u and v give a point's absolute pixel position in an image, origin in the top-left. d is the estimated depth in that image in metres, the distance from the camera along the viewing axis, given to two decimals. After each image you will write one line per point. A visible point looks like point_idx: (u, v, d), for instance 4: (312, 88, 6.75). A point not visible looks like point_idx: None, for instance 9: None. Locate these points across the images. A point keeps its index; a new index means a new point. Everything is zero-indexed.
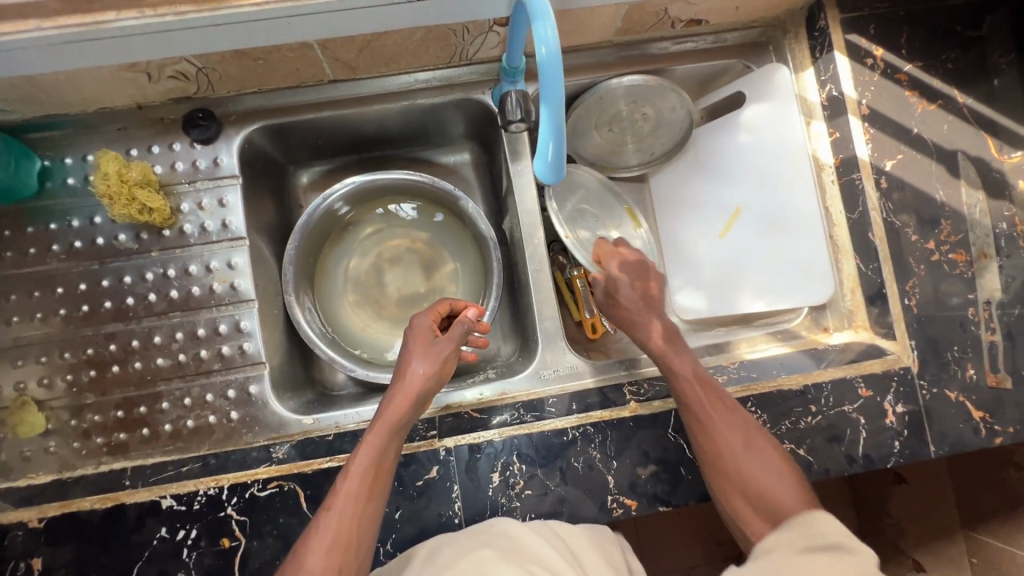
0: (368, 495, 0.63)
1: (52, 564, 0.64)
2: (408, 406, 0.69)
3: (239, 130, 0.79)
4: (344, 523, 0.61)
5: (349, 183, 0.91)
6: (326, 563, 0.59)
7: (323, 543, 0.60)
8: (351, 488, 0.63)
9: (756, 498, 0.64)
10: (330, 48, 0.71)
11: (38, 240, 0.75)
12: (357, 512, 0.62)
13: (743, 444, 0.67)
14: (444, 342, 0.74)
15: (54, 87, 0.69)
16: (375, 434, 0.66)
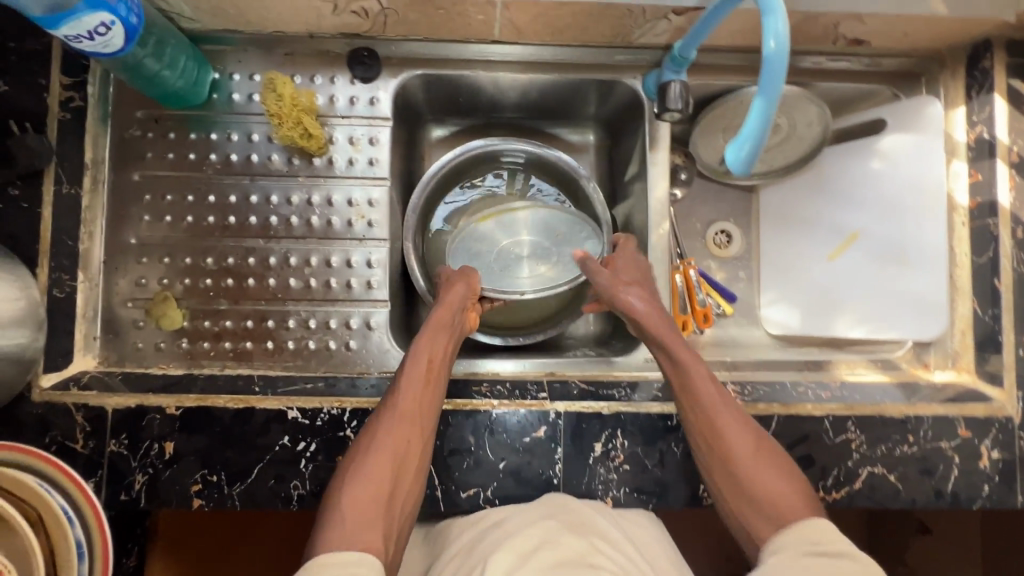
0: (427, 381, 0.69)
1: (183, 450, 0.69)
2: (453, 311, 0.77)
3: (397, 74, 0.82)
4: (409, 403, 0.67)
5: (480, 145, 0.93)
6: (394, 435, 0.65)
7: (389, 419, 0.66)
8: (409, 377, 0.69)
9: (759, 502, 0.64)
10: (511, 9, 0.73)
11: (198, 147, 0.78)
12: (419, 394, 0.68)
13: (751, 451, 0.67)
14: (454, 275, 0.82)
15: (246, 4, 0.71)
16: (427, 333, 0.74)
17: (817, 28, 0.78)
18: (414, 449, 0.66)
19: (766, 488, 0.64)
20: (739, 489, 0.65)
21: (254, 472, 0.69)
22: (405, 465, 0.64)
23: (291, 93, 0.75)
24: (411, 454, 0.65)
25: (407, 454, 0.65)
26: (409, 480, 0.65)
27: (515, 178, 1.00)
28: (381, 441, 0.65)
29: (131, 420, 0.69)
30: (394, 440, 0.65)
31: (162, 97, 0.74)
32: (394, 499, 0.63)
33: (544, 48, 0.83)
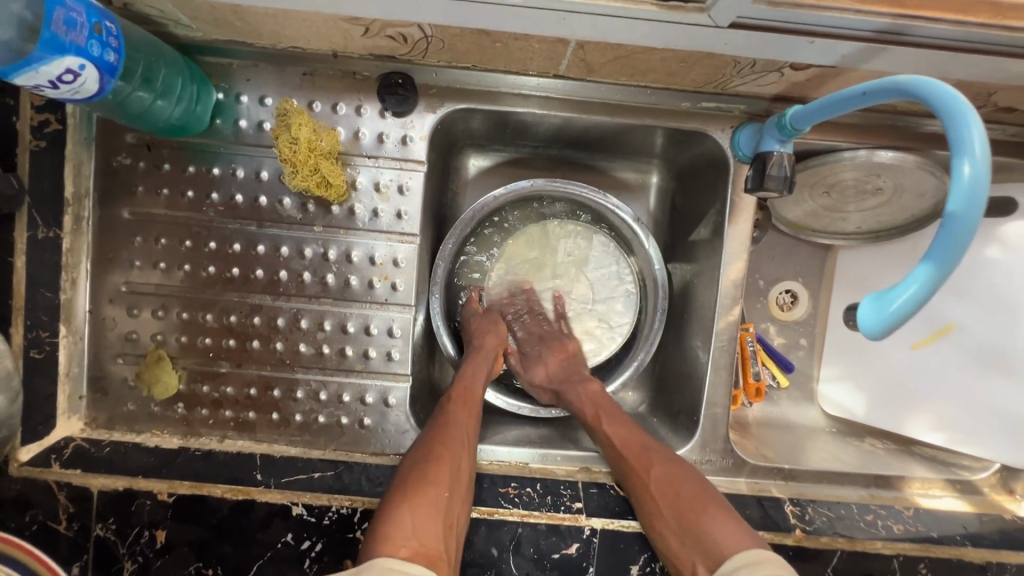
0: (472, 412, 0.67)
1: (176, 540, 0.62)
2: (489, 357, 0.74)
3: (436, 108, 0.68)
4: (458, 426, 0.63)
5: (527, 184, 0.78)
6: (447, 453, 0.60)
7: (437, 436, 0.62)
8: (456, 406, 0.66)
9: (693, 539, 0.58)
10: (585, 49, 0.58)
11: (198, 183, 0.67)
12: (466, 420, 0.65)
13: (674, 483, 0.62)
14: (491, 316, 0.79)
15: (257, 20, 0.57)
16: (469, 366, 0.72)
17: (966, 94, 0.63)
18: (464, 469, 0.61)
19: (700, 521, 0.58)
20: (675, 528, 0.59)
21: (253, 568, 0.62)
22: (458, 487, 0.59)
23: (311, 129, 0.64)
24: (462, 477, 0.60)
25: (460, 474, 0.60)
26: (461, 507, 0.59)
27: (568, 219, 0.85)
28: (435, 456, 0.59)
29: (118, 503, 0.62)
30: (448, 454, 0.60)
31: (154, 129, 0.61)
32: (452, 520, 0.56)
33: (617, 87, 0.68)
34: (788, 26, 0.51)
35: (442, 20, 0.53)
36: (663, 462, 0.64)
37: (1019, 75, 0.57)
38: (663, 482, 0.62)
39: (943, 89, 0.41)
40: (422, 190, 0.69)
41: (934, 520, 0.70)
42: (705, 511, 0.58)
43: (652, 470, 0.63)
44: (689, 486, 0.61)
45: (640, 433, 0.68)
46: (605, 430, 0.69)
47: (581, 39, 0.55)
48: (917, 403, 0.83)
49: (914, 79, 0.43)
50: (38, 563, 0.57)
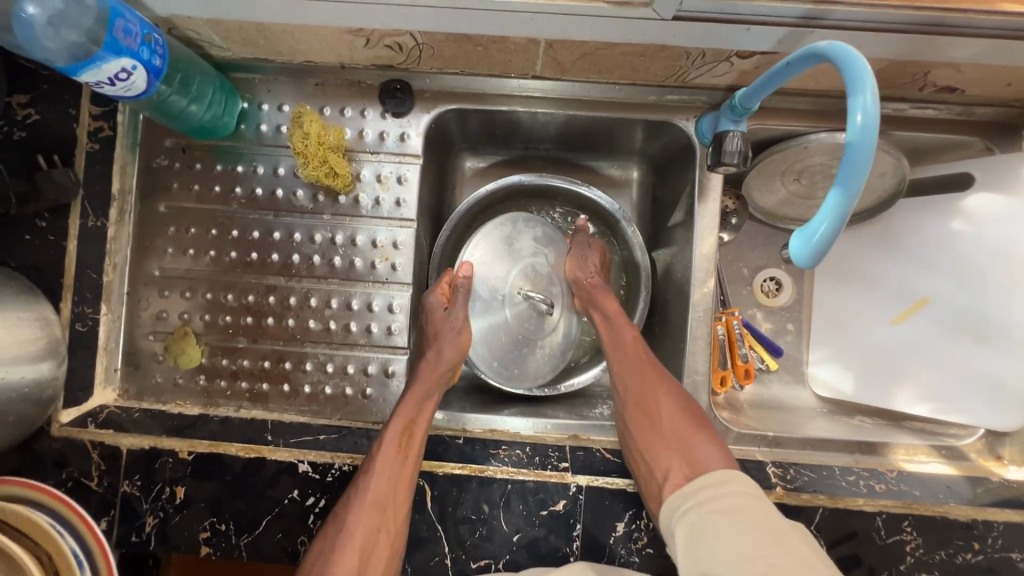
0: (407, 464, 0.66)
1: (193, 496, 0.68)
2: (439, 376, 0.73)
3: (429, 109, 0.78)
4: (381, 487, 0.64)
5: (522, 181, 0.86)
6: (363, 526, 0.63)
7: (355, 507, 0.64)
8: (384, 462, 0.65)
9: (683, 448, 0.67)
10: (555, 48, 0.67)
11: (224, 179, 0.77)
12: (392, 475, 0.65)
13: (682, 409, 0.70)
14: (458, 312, 0.77)
15: (275, 37, 0.68)
16: (410, 397, 0.70)
17: (904, 75, 0.69)
18: (383, 536, 0.63)
19: (688, 441, 0.68)
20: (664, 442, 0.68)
21: (263, 524, 0.67)
22: (377, 550, 0.63)
23: (318, 128, 0.73)
24: (382, 541, 0.63)
25: (377, 542, 0.63)
26: (387, 560, 0.63)
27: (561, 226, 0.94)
28: (354, 527, 0.63)
29: (144, 461, 0.68)
30: (364, 530, 0.63)
31: (185, 129, 0.72)
32: None
33: (589, 85, 0.76)
34: (722, 17, 0.59)
35: (429, 26, 0.63)
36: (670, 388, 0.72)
37: (943, 54, 0.64)
38: (670, 411, 0.70)
39: (839, 48, 0.48)
40: (419, 180, 0.78)
41: (919, 481, 0.71)
42: (695, 439, 0.68)
43: (661, 392, 0.71)
44: (690, 420, 0.69)
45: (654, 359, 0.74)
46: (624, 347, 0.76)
47: (549, 38, 0.64)
48: (903, 379, 0.85)
49: (829, 44, 0.49)
50: (68, 507, 0.64)
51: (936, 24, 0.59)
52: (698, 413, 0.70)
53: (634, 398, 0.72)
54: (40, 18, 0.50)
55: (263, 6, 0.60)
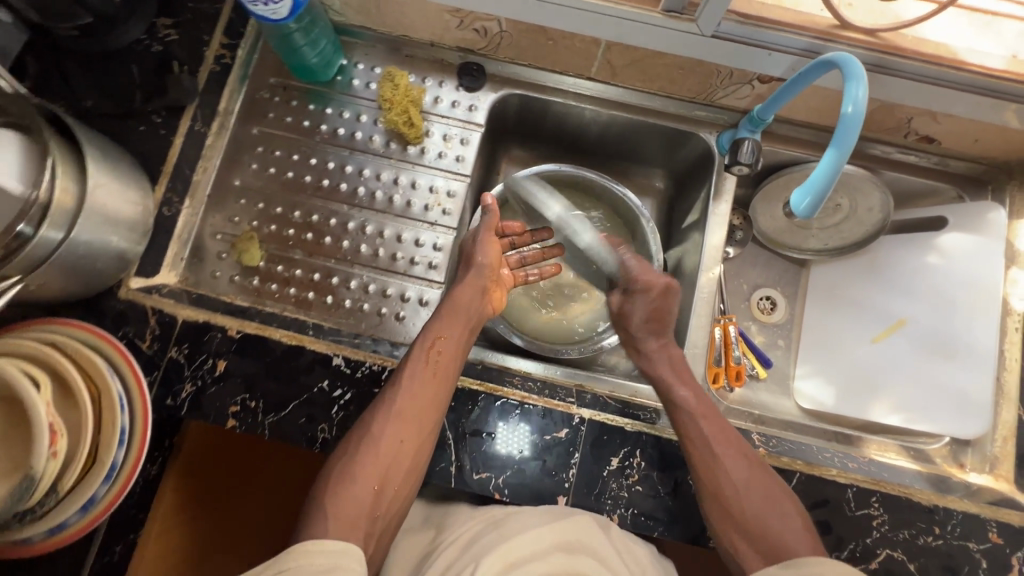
0: (434, 376, 0.72)
1: (231, 371, 0.74)
2: (469, 296, 0.79)
3: (496, 90, 0.92)
4: (407, 399, 0.70)
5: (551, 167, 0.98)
6: (389, 433, 0.68)
7: (385, 416, 0.69)
8: (413, 377, 0.71)
9: (755, 534, 0.66)
10: (612, 51, 0.82)
11: (313, 117, 0.89)
12: (420, 388, 0.70)
13: (760, 487, 0.68)
14: (486, 231, 0.84)
15: (387, 8, 0.83)
16: (443, 312, 0.77)
17: (890, 119, 0.85)
18: (406, 447, 0.69)
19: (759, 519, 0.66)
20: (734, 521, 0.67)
21: (289, 406, 0.73)
22: (400, 457, 0.68)
23: (405, 86, 0.87)
24: (403, 451, 0.68)
25: (400, 451, 0.68)
26: (412, 467, 0.69)
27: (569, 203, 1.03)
28: (380, 435, 0.68)
29: (195, 332, 0.75)
30: (389, 438, 0.68)
31: (291, 63, 0.85)
32: (383, 488, 0.67)
33: (630, 93, 0.91)
34: (749, 41, 0.75)
35: (516, 14, 0.78)
36: (748, 470, 0.70)
37: (922, 103, 0.79)
38: (746, 490, 0.68)
39: (840, 56, 0.62)
40: (477, 146, 0.90)
41: (885, 464, 0.78)
42: (772, 517, 0.66)
43: (737, 471, 0.70)
44: (765, 496, 0.68)
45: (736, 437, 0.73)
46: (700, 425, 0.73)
47: (609, 40, 0.80)
48: (878, 392, 0.93)
49: (833, 54, 0.63)
50: (124, 355, 0.71)
51: (918, 73, 0.75)
52: (777, 490, 0.68)
53: (710, 471, 0.70)
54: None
55: None
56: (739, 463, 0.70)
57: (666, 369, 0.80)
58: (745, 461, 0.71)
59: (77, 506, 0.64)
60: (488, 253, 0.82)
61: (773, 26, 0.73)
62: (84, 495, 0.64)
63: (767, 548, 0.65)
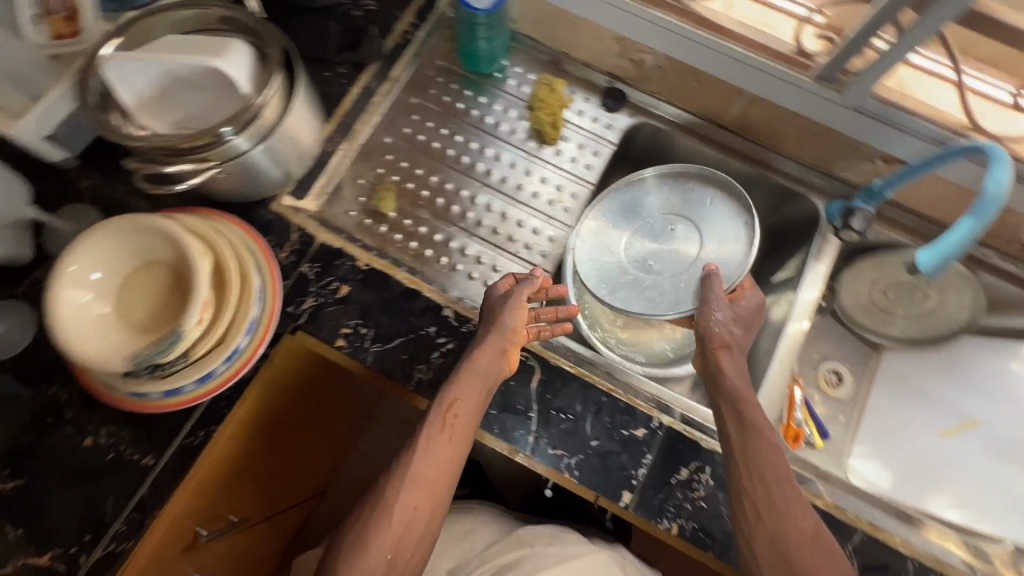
0: (449, 439, 0.71)
1: (351, 297, 0.80)
2: (490, 360, 0.73)
3: (633, 118, 0.99)
4: (423, 467, 0.69)
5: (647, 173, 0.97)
6: (404, 501, 0.68)
7: (400, 482, 0.68)
8: (429, 438, 0.70)
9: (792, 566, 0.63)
10: (751, 103, 0.90)
11: (467, 102, 0.99)
12: (442, 453, 0.70)
13: (799, 515, 0.65)
14: (517, 291, 0.78)
15: (560, 25, 0.94)
16: (464, 376, 0.72)
17: (1000, 223, 0.90)
18: (422, 517, 0.68)
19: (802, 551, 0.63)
20: (771, 548, 0.64)
21: (395, 341, 0.78)
22: (413, 527, 0.68)
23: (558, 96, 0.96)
24: (417, 522, 0.68)
25: (415, 522, 0.68)
26: (426, 532, 0.69)
27: (671, 211, 0.97)
28: (394, 504, 0.67)
29: (328, 255, 0.82)
30: (402, 511, 0.67)
31: (462, 47, 0.96)
32: (398, 556, 0.66)
33: (752, 147, 0.99)
34: (886, 121, 0.81)
35: (677, 52, 0.87)
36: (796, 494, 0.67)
37: None
38: (787, 514, 0.66)
39: (990, 145, 0.69)
40: (605, 160, 0.98)
41: (946, 547, 0.78)
42: (807, 541, 0.64)
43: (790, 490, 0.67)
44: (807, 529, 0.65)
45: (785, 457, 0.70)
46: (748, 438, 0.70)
47: (754, 93, 0.88)
48: (939, 483, 0.95)
49: (982, 142, 0.70)
50: (270, 265, 0.78)
51: None
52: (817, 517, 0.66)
53: (750, 485, 0.68)
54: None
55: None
56: (780, 484, 0.67)
57: (711, 352, 0.80)
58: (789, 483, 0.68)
59: (195, 377, 0.70)
60: (518, 314, 0.76)
61: (913, 111, 0.80)
62: (203, 370, 0.70)
63: None
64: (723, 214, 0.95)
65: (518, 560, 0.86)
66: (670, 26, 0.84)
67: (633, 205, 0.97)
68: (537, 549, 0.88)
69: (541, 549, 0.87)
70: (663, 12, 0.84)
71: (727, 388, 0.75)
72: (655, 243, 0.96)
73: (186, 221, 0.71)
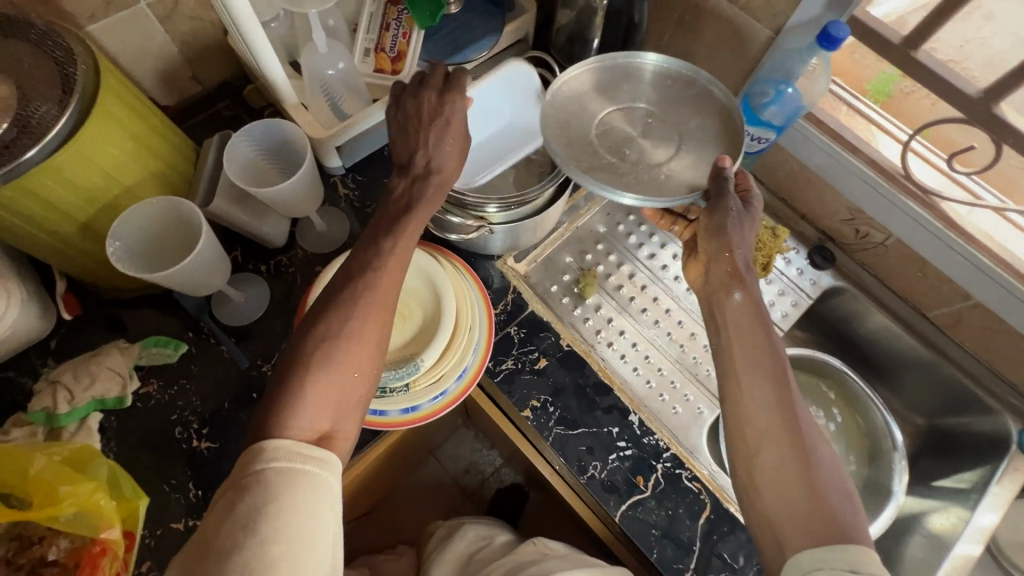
0: (398, 263, 0.61)
1: (547, 373, 0.83)
2: (432, 197, 0.65)
3: (835, 280, 1.01)
4: (351, 343, 0.57)
5: (644, 61, 0.77)
6: (313, 409, 0.54)
7: (300, 362, 0.56)
8: (398, 265, 0.61)
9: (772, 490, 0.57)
10: (973, 310, 0.90)
11: None
12: (374, 322, 0.59)
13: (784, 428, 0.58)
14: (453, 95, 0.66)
15: (796, 179, 0.98)
16: (404, 228, 0.62)
17: None
18: (334, 412, 0.55)
19: (803, 494, 0.55)
20: (778, 504, 0.56)
21: (579, 430, 0.80)
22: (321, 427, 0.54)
23: (779, 243, 0.98)
24: (324, 410, 0.54)
25: (327, 405, 0.54)
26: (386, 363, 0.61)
27: (677, 135, 0.75)
28: (302, 412, 0.53)
29: (536, 325, 0.86)
30: (305, 412, 0.54)
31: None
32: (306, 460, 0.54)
33: (952, 347, 0.97)
34: None
35: (913, 242, 0.89)
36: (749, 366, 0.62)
37: None
38: (777, 442, 0.58)
39: None
40: (798, 314, 1.00)
41: None
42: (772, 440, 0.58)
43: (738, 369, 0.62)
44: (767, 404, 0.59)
45: (758, 333, 0.63)
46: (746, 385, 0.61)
47: (982, 303, 0.87)
48: None
49: None
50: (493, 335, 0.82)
51: None
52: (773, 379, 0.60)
53: (752, 429, 0.59)
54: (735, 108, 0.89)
55: (831, 161, 0.90)
56: (777, 411, 0.59)
57: (719, 252, 0.68)
58: (763, 380, 0.60)
59: (402, 406, 0.74)
60: (435, 149, 0.64)
61: None
62: (411, 403, 0.74)
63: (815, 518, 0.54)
64: (708, 136, 0.74)
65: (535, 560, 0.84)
66: (919, 219, 0.86)
67: (614, 84, 0.78)
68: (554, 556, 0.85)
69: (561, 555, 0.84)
70: (916, 203, 0.86)
71: (733, 304, 0.66)
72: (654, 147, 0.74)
73: (448, 271, 0.78)
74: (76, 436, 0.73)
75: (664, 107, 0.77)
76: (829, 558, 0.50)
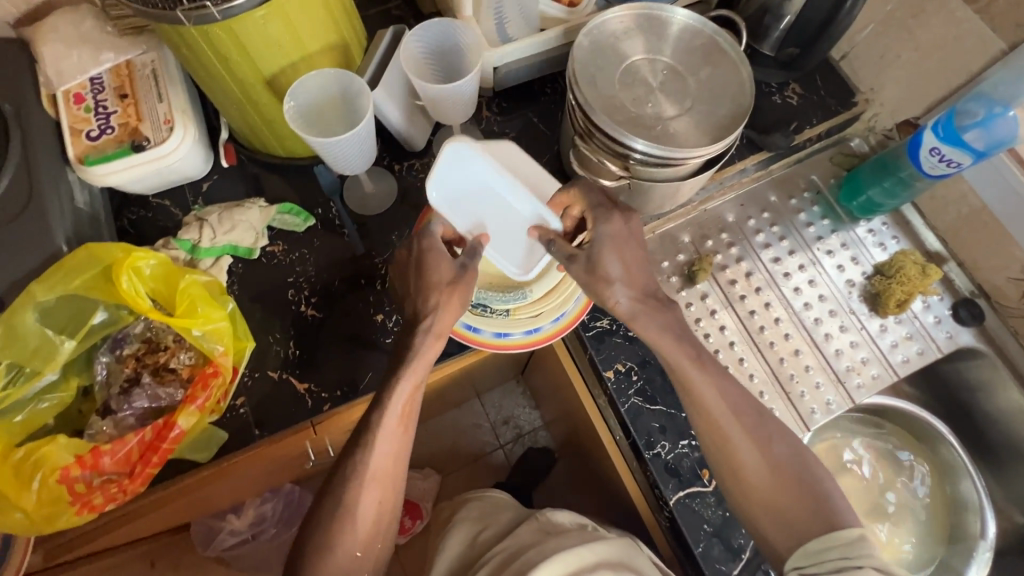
0: (402, 425, 0.69)
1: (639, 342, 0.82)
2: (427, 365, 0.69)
3: (975, 339, 0.91)
4: (361, 503, 0.66)
5: (675, 15, 0.77)
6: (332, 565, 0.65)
7: (319, 518, 0.66)
8: (385, 438, 0.67)
9: (754, 501, 0.66)
10: None
11: (820, 228, 0.95)
12: (377, 486, 0.67)
13: (748, 443, 0.66)
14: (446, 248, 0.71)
15: (971, 220, 0.88)
16: (404, 395, 0.68)
17: None
18: (355, 557, 0.66)
19: (785, 496, 0.65)
20: (761, 503, 0.66)
21: (656, 406, 0.79)
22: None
23: (926, 283, 0.89)
24: (344, 561, 0.65)
25: (345, 562, 0.66)
26: (394, 507, 0.70)
27: (690, 98, 0.75)
28: (326, 568, 0.65)
29: None
30: (329, 564, 0.65)
31: (858, 177, 0.91)
32: None
33: None
34: None
35: None
36: (713, 408, 0.67)
37: None
38: (747, 454, 0.66)
39: None
40: (921, 363, 0.90)
41: None
42: (745, 445, 0.66)
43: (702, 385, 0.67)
44: (733, 427, 0.67)
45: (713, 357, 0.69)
46: (705, 392, 0.67)
47: None
48: None
49: None
50: None
51: None
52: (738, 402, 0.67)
53: (713, 447, 0.68)
54: (934, 119, 0.79)
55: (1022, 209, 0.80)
56: (745, 432, 0.66)
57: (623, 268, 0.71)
58: (724, 391, 0.67)
59: (494, 329, 0.75)
60: (418, 297, 0.70)
61: None
62: (504, 328, 0.75)
63: (808, 510, 0.64)
64: (716, 90, 0.75)
65: (538, 544, 0.79)
66: None
67: (646, 34, 0.78)
68: (558, 537, 0.79)
69: (566, 534, 0.80)
70: None
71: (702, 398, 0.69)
72: (672, 99, 0.75)
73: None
74: (210, 271, 0.80)
75: (681, 60, 0.77)
76: (827, 550, 0.61)
